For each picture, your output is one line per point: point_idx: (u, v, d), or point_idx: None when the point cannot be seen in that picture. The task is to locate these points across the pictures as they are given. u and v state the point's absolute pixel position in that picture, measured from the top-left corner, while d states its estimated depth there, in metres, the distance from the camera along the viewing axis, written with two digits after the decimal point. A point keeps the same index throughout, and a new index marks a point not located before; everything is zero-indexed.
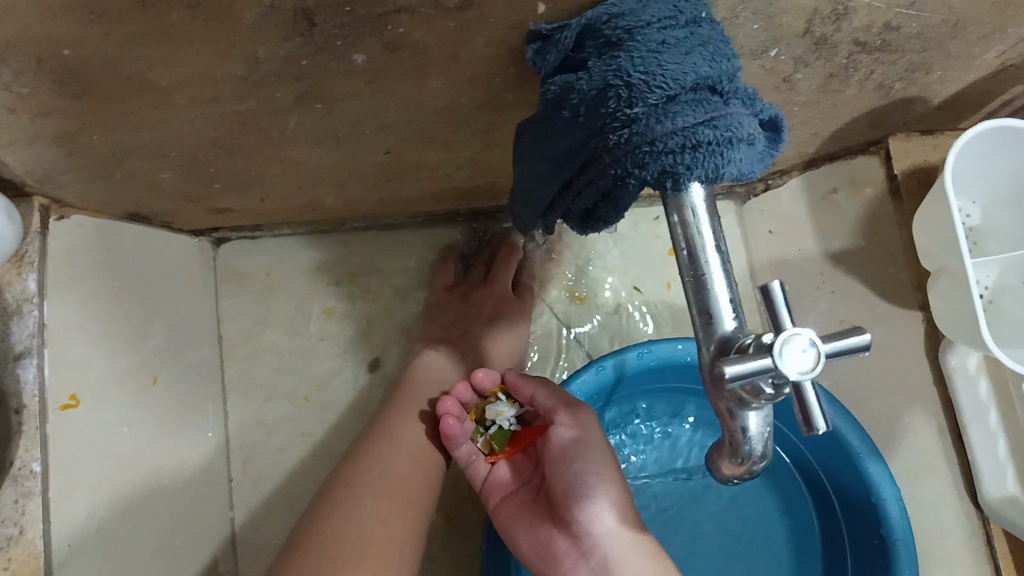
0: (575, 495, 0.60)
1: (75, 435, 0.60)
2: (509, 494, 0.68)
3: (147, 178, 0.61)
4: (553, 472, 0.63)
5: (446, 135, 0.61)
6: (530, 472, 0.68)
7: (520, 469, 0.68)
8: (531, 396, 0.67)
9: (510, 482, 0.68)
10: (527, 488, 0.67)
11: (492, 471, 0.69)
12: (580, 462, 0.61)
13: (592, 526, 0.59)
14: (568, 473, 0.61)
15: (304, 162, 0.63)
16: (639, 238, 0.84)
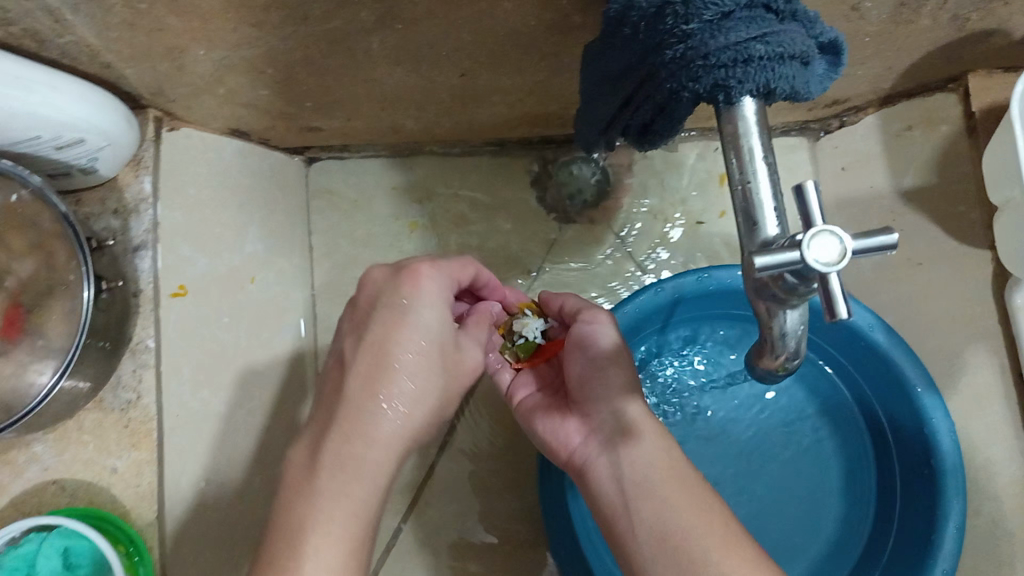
0: (590, 376, 0.64)
1: (182, 321, 0.68)
2: (531, 394, 0.71)
3: (246, 93, 0.68)
4: (573, 364, 0.66)
5: (516, 59, 0.64)
6: (552, 378, 0.71)
7: (543, 375, 0.72)
8: (559, 307, 0.71)
9: (532, 384, 0.72)
10: (549, 389, 0.71)
11: (515, 378, 0.72)
12: (595, 349, 0.65)
13: (603, 402, 0.63)
14: (583, 358, 0.65)
15: (385, 82, 0.67)
16: (699, 172, 0.87)
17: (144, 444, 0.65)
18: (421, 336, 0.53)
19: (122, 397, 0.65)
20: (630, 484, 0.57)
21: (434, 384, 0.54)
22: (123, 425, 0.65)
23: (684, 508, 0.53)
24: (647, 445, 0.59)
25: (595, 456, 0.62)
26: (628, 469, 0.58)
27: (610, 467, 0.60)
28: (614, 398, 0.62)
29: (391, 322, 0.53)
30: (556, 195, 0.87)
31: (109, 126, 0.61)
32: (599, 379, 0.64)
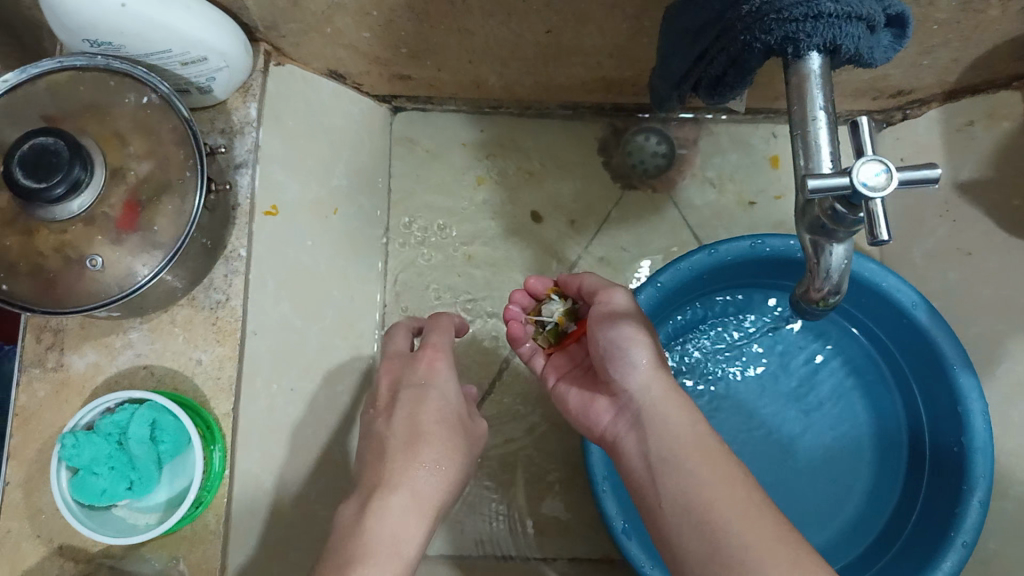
0: (609, 358, 0.66)
1: (271, 236, 0.75)
2: (567, 374, 0.77)
3: (349, 35, 0.74)
4: (594, 344, 0.69)
5: (600, 18, 0.69)
6: (582, 356, 0.76)
7: (574, 354, 0.77)
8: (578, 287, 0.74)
9: (565, 365, 0.77)
10: (580, 368, 0.76)
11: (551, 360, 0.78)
12: (613, 332, 0.66)
13: (627, 383, 0.65)
14: (602, 341, 0.67)
15: (477, 33, 0.73)
16: (755, 151, 0.91)
17: (228, 340, 0.71)
18: (405, 437, 0.67)
19: (213, 297, 0.71)
20: (656, 458, 0.61)
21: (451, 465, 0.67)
22: (210, 323, 0.71)
23: (708, 470, 0.56)
24: (674, 417, 0.62)
25: (625, 433, 0.65)
26: (654, 442, 0.61)
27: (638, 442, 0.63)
28: (635, 378, 0.65)
29: (415, 406, 0.69)
30: (622, 166, 0.91)
31: (228, 48, 0.68)
32: (619, 361, 0.66)
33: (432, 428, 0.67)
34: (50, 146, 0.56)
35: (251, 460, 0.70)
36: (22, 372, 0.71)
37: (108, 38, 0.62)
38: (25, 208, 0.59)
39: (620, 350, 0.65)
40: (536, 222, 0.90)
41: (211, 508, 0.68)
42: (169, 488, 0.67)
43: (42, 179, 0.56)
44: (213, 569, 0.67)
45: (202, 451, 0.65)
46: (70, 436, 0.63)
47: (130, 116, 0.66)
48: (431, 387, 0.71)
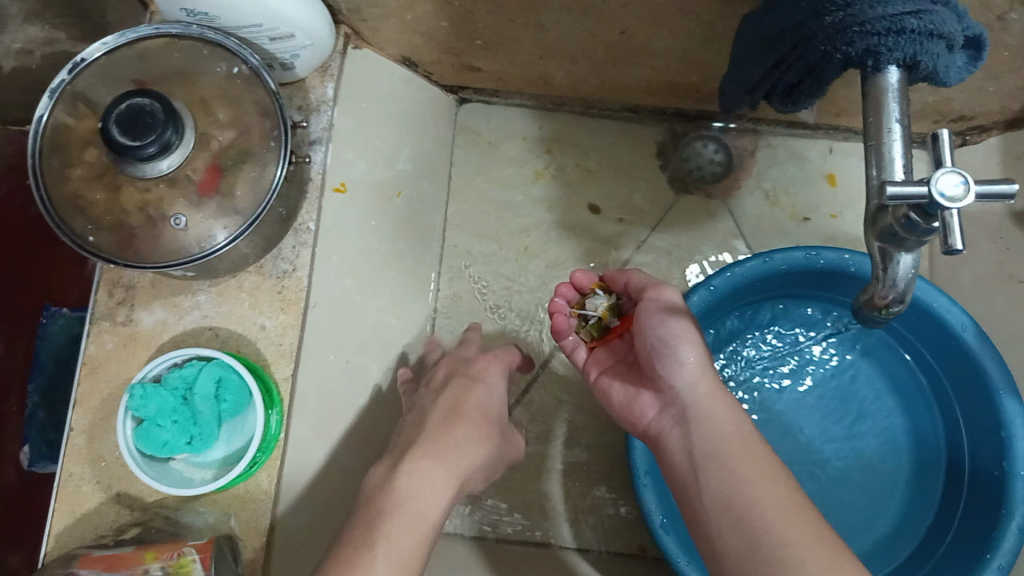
0: (657, 353, 0.67)
1: (338, 214, 0.77)
2: (608, 369, 0.77)
3: (427, 24, 0.76)
4: (641, 338, 0.69)
5: (673, 22, 0.71)
6: (624, 352, 0.77)
7: (616, 350, 0.78)
8: (624, 282, 0.75)
9: (607, 360, 0.78)
10: (622, 363, 0.77)
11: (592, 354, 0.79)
12: (663, 327, 0.67)
13: (674, 380, 0.66)
14: (651, 335, 0.68)
15: (552, 29, 0.75)
16: (812, 167, 0.92)
17: (292, 310, 0.73)
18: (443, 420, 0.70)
19: (279, 267, 0.74)
20: (700, 455, 0.62)
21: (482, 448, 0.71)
22: (277, 291, 0.74)
23: (750, 473, 0.57)
24: (721, 417, 0.62)
25: (669, 429, 0.66)
26: (699, 439, 0.62)
27: (681, 439, 0.64)
28: (683, 374, 0.65)
29: (463, 391, 0.74)
30: (680, 171, 0.92)
31: (315, 28, 0.70)
32: (666, 355, 0.66)
33: (471, 408, 0.73)
34: (146, 107, 0.59)
35: (304, 426, 0.73)
36: (92, 324, 0.73)
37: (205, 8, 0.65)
38: (118, 165, 0.61)
39: (667, 347, 0.66)
40: (595, 214, 0.92)
41: (264, 469, 0.70)
42: (225, 446, 0.69)
43: (136, 138, 0.58)
44: (261, 528, 0.69)
45: (263, 410, 0.68)
46: (139, 387, 0.65)
47: (217, 86, 0.68)
48: (483, 382, 0.76)
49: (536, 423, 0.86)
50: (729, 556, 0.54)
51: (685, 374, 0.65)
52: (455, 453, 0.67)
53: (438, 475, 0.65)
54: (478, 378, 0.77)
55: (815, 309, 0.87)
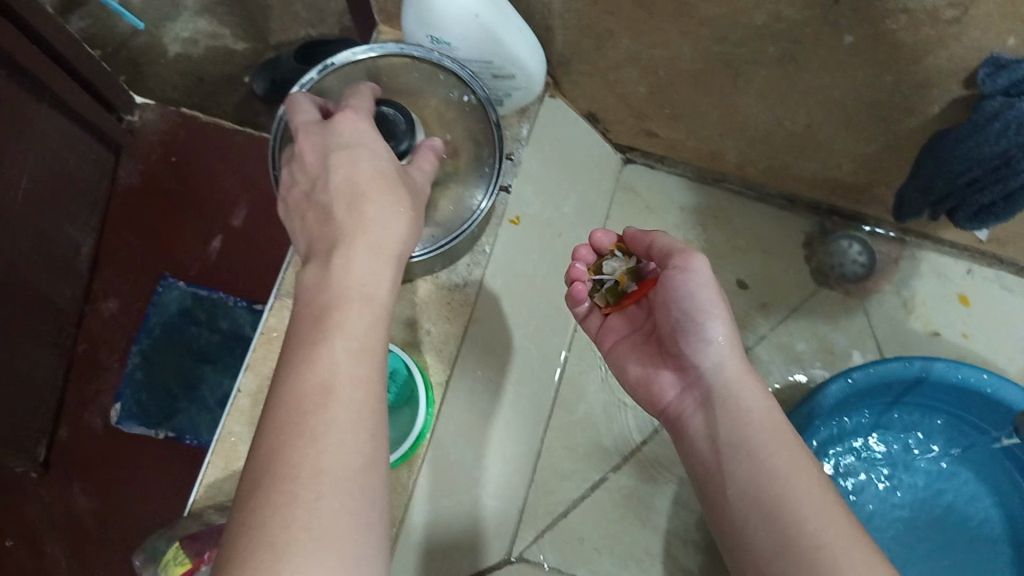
0: (680, 328, 0.61)
1: (509, 243, 0.85)
2: (623, 339, 0.68)
3: (625, 86, 0.83)
4: (665, 310, 0.62)
5: (861, 125, 0.76)
6: (641, 320, 0.68)
7: (633, 318, 0.68)
8: (649, 245, 0.65)
9: (623, 329, 0.68)
10: (639, 333, 0.67)
11: (606, 321, 0.70)
12: (688, 301, 0.60)
13: (700, 357, 0.59)
14: (676, 312, 0.61)
15: (740, 111, 0.80)
16: (950, 286, 0.95)
17: (455, 320, 0.80)
18: (342, 209, 0.51)
19: (455, 277, 0.81)
20: (725, 442, 0.55)
21: (405, 216, 0.52)
22: (445, 301, 0.80)
23: (784, 470, 0.51)
24: (748, 402, 0.56)
25: (691, 412, 0.60)
26: (725, 428, 0.56)
27: (705, 425, 0.58)
28: (710, 353, 0.59)
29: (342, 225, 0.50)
30: (824, 264, 0.96)
31: (534, 76, 0.77)
32: (691, 332, 0.60)
33: (362, 231, 0.50)
34: (390, 116, 0.65)
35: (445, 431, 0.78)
36: (276, 299, 0.80)
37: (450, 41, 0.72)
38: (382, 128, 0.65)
39: (693, 323, 0.59)
40: (742, 289, 0.95)
41: (406, 463, 0.75)
42: None
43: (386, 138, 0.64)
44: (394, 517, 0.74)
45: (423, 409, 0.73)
46: None
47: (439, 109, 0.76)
48: (362, 146, 0.55)
49: (647, 476, 0.90)
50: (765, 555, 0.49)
51: (715, 357, 0.59)
52: (365, 238, 0.49)
53: (360, 259, 0.49)
54: (352, 142, 0.55)
55: (946, 426, 0.88)
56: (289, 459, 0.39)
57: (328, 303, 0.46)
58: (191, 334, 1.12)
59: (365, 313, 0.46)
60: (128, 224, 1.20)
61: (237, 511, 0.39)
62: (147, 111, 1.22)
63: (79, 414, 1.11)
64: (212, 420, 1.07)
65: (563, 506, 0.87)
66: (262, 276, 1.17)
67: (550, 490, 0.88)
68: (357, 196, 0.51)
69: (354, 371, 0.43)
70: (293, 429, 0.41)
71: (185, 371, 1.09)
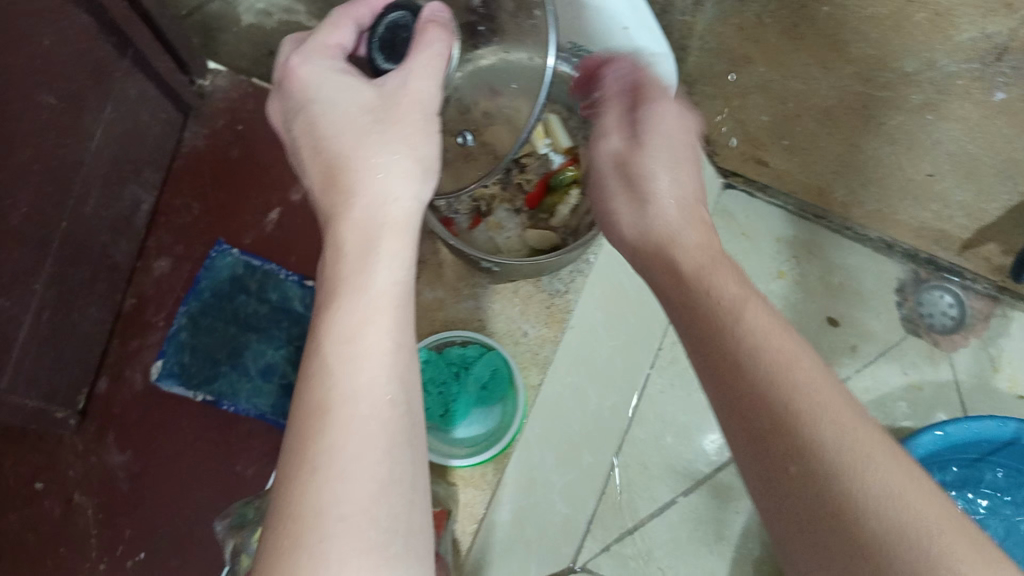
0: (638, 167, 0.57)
1: (611, 254, 0.83)
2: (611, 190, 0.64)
3: (747, 114, 0.84)
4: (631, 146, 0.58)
5: (987, 180, 0.76)
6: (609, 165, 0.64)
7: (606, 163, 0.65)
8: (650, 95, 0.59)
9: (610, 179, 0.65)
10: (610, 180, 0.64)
11: None
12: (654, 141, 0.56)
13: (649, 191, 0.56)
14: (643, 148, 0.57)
15: (862, 152, 0.81)
16: None
17: (554, 325, 0.79)
18: (325, 176, 0.45)
19: (555, 284, 0.81)
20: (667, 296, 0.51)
21: (400, 156, 0.44)
22: (545, 305, 0.80)
23: (798, 382, 0.38)
24: (725, 291, 0.46)
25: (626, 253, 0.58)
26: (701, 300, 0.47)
27: (632, 256, 0.56)
28: (655, 191, 0.55)
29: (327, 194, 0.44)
30: (914, 313, 0.95)
31: None
32: (646, 171, 0.56)
33: (344, 201, 0.43)
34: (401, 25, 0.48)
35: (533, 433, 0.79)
36: None
37: (594, 52, 0.72)
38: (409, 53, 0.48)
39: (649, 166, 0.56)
40: (832, 325, 0.95)
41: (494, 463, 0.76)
42: (467, 429, 0.73)
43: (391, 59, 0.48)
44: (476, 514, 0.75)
45: (519, 412, 0.71)
46: (427, 351, 0.73)
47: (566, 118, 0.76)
48: (325, 95, 0.46)
49: (719, 502, 0.88)
50: (755, 479, 0.38)
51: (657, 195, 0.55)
52: (358, 207, 0.43)
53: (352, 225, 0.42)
54: (307, 102, 0.46)
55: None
56: (310, 448, 0.36)
57: (322, 299, 0.41)
58: (239, 302, 1.00)
59: (363, 298, 0.40)
60: (194, 185, 1.07)
61: (256, 559, 0.36)
62: (220, 78, 1.09)
63: (121, 367, 0.98)
64: (253, 390, 0.96)
65: (634, 519, 0.87)
66: (316, 253, 1.04)
67: (621, 502, 0.88)
68: (332, 167, 0.45)
69: (350, 380, 0.38)
70: (296, 455, 0.36)
71: (230, 340, 0.98)
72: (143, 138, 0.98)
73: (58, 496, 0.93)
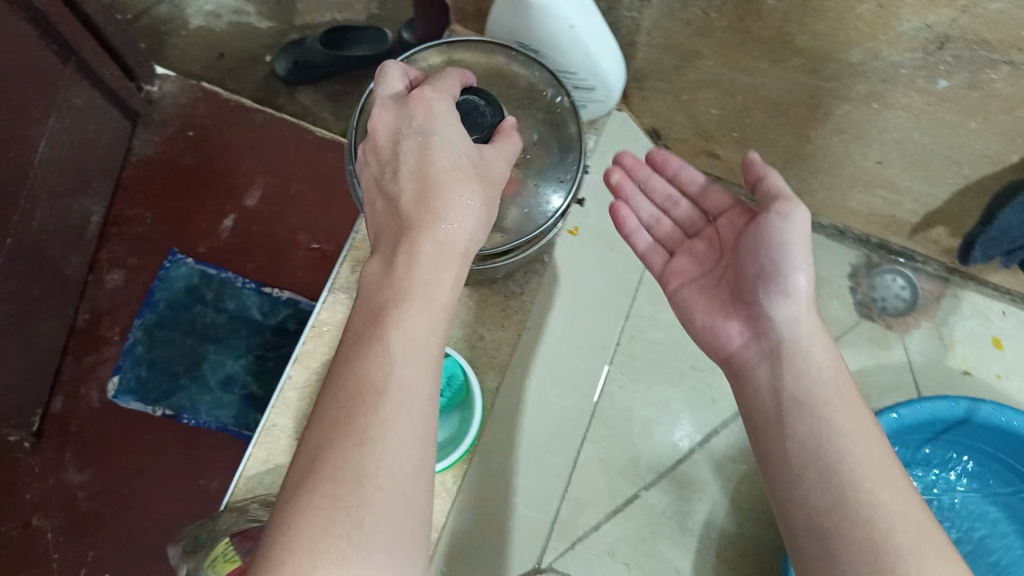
0: (756, 276, 0.56)
1: (566, 251, 0.86)
2: (690, 282, 0.63)
3: (698, 108, 0.84)
4: (746, 256, 0.56)
5: (934, 166, 0.77)
6: (711, 262, 0.63)
7: (703, 258, 0.63)
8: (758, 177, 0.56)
9: (691, 272, 0.64)
10: (709, 275, 0.62)
11: (674, 261, 0.65)
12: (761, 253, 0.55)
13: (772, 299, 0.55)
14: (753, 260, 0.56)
15: (812, 142, 0.81)
16: (987, 326, 0.96)
17: (511, 325, 0.78)
18: (417, 194, 0.54)
19: (511, 286, 0.79)
20: (790, 397, 0.53)
21: (477, 208, 0.55)
22: (501, 308, 0.78)
23: (868, 470, 0.47)
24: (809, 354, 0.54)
25: (752, 364, 0.57)
26: (791, 380, 0.53)
27: (767, 378, 0.55)
28: (785, 309, 0.54)
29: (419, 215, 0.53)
30: (869, 298, 0.96)
31: (612, 92, 0.78)
32: (767, 281, 0.55)
33: (427, 221, 0.53)
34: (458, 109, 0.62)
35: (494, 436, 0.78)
36: (329, 293, 0.78)
37: (541, 49, 0.72)
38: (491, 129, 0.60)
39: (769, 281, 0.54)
40: None
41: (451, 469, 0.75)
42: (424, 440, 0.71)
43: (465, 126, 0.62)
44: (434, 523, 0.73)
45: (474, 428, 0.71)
46: None
47: None
48: (436, 130, 0.56)
49: (682, 495, 0.88)
50: (803, 541, 0.48)
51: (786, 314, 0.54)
52: (432, 238, 0.52)
53: (428, 251, 0.52)
54: (427, 131, 0.56)
55: (979, 467, 0.88)
56: (350, 433, 0.43)
57: (393, 304, 0.49)
58: (196, 312, 0.98)
59: (423, 319, 0.49)
60: (147, 195, 1.04)
61: (281, 514, 0.42)
62: (168, 82, 1.08)
63: (77, 385, 0.95)
64: (213, 402, 0.94)
65: (597, 518, 0.87)
66: (275, 258, 1.02)
67: (584, 504, 0.87)
68: (426, 192, 0.54)
69: (407, 375, 0.46)
70: (341, 428, 0.44)
71: (191, 351, 0.96)
72: (91, 149, 0.95)
73: (18, 520, 0.90)
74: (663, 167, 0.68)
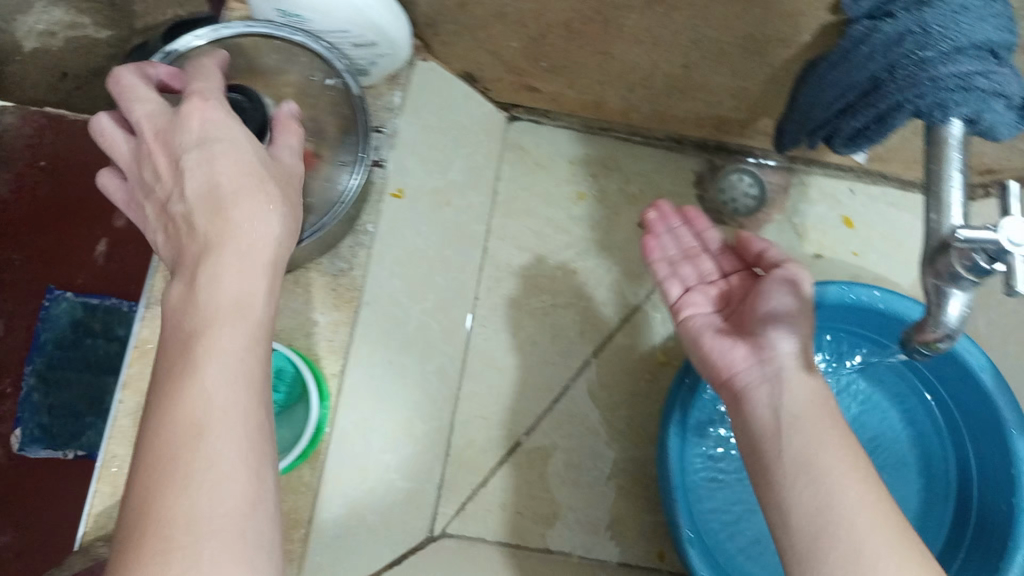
0: (766, 317, 0.64)
1: (395, 214, 0.81)
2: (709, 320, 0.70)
3: (499, 43, 0.80)
4: (757, 302, 0.66)
5: (737, 61, 0.75)
6: (733, 305, 0.72)
7: (722, 302, 0.73)
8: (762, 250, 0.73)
9: (706, 307, 0.72)
10: (725, 314, 0.71)
11: (689, 296, 0.74)
12: (777, 303, 0.64)
13: (778, 339, 0.61)
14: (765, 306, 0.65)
15: (617, 58, 0.79)
16: (833, 205, 0.96)
17: (345, 306, 0.76)
18: (206, 205, 0.46)
19: (336, 264, 0.77)
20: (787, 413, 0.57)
21: (278, 208, 0.47)
22: (330, 288, 0.76)
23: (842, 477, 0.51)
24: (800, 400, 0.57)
25: (753, 384, 0.61)
26: (789, 396, 0.58)
27: (767, 399, 0.59)
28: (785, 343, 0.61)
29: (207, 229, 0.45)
30: (717, 203, 0.96)
31: (397, 42, 0.74)
32: (766, 317, 0.64)
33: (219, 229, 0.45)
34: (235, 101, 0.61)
35: (348, 419, 0.77)
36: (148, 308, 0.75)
37: (304, 11, 0.67)
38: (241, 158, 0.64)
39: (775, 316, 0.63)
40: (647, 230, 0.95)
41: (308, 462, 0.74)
42: (271, 437, 0.71)
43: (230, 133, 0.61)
44: (301, 518, 0.73)
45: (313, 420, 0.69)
46: None
47: (295, 88, 0.73)
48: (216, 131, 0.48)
49: (562, 433, 0.90)
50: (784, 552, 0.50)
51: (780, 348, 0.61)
52: (232, 246, 0.44)
53: (227, 269, 0.44)
54: (205, 137, 0.48)
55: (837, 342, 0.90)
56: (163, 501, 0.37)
57: (197, 325, 0.42)
58: (88, 347, 1.02)
59: (237, 331, 0.42)
60: (12, 237, 1.04)
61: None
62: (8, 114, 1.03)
63: None
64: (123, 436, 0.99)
65: (484, 472, 0.88)
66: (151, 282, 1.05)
67: (466, 461, 0.88)
68: (216, 197, 0.46)
69: (223, 402, 0.40)
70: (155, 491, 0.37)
71: (88, 388, 1.00)
72: None
73: None
74: (693, 218, 0.80)
